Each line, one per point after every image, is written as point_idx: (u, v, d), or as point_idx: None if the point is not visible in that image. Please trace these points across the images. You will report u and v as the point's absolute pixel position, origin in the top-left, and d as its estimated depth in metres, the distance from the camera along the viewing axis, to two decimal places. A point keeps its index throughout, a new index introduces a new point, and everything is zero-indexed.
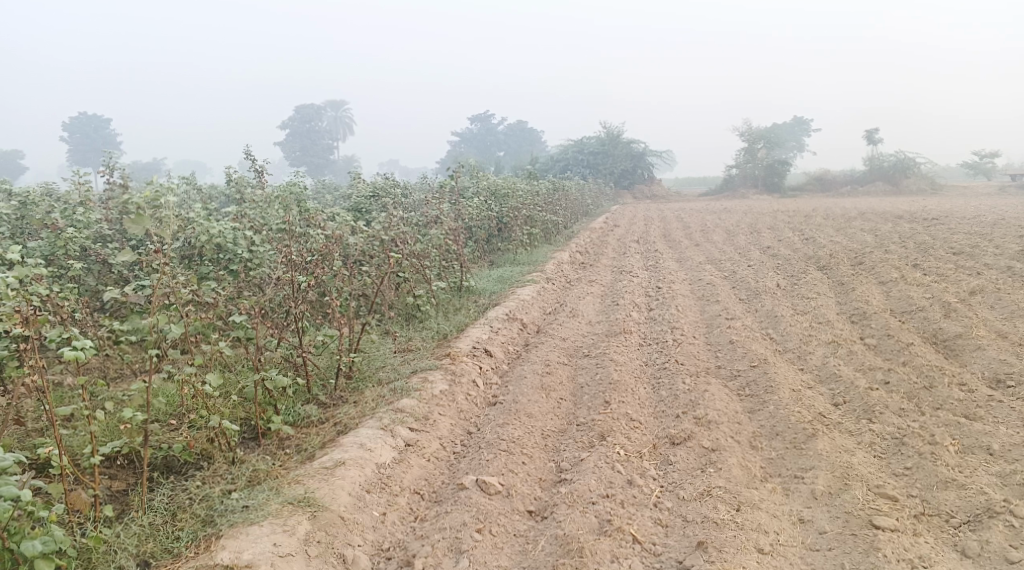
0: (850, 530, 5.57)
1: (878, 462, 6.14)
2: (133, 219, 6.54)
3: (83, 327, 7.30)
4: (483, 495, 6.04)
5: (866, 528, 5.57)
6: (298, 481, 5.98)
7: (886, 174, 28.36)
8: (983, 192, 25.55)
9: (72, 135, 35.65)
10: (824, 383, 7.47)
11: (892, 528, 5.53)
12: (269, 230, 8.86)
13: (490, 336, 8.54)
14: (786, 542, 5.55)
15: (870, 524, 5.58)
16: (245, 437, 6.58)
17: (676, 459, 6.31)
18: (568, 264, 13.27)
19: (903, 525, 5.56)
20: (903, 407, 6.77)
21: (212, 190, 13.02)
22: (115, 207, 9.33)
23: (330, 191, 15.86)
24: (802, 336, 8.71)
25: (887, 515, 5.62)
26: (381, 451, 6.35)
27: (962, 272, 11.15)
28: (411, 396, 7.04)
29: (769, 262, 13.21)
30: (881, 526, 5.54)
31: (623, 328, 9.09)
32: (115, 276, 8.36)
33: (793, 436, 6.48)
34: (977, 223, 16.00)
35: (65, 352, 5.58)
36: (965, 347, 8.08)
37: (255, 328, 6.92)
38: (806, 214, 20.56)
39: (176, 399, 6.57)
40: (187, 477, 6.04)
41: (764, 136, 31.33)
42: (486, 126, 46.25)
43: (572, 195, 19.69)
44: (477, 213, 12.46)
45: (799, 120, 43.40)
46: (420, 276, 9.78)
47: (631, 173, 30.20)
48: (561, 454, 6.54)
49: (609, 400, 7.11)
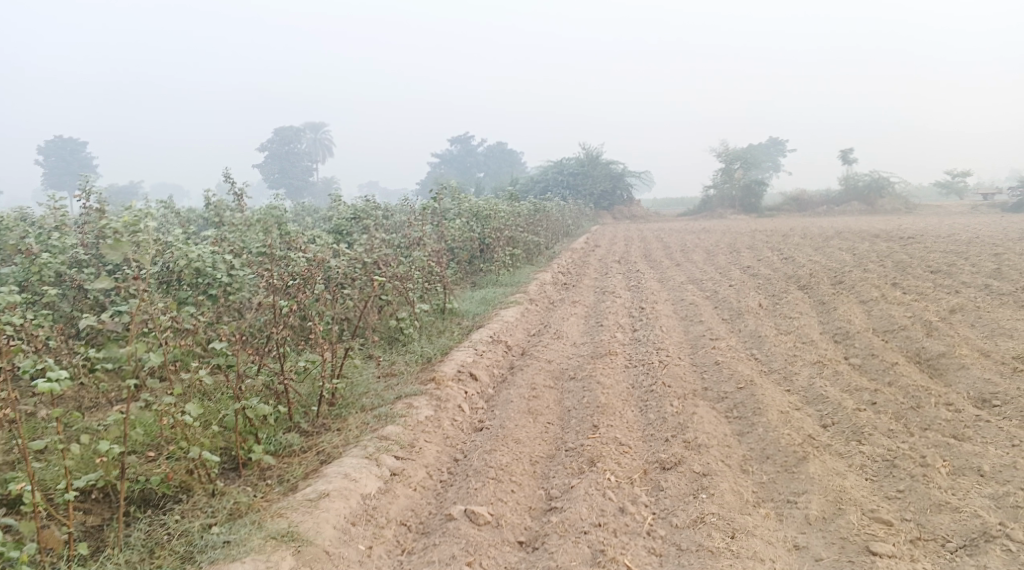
0: (847, 557, 5.51)
1: (870, 485, 6.09)
2: (111, 245, 6.35)
3: (57, 355, 7.16)
4: (473, 526, 5.94)
5: (863, 555, 5.51)
6: (281, 515, 5.85)
7: (862, 195, 28.58)
8: (957, 211, 25.80)
9: (47, 157, 35.24)
10: (812, 404, 7.43)
11: (889, 554, 5.48)
12: (249, 253, 8.75)
13: (475, 359, 8.44)
14: None
15: (867, 551, 5.53)
16: (226, 468, 6.44)
17: (667, 484, 6.23)
18: (551, 285, 13.22)
19: (900, 551, 5.51)
20: (891, 428, 6.74)
21: (190, 212, 12.86)
22: (91, 231, 9.19)
23: (310, 214, 15.74)
24: (787, 356, 8.68)
25: (884, 541, 5.57)
26: (366, 481, 6.22)
27: (941, 291, 11.19)
28: (396, 423, 6.93)
29: (750, 282, 13.22)
30: (878, 553, 5.49)
31: (609, 349, 9.03)
32: (91, 302, 8.20)
33: (784, 459, 6.42)
34: (952, 241, 16.13)
35: (39, 385, 5.46)
36: (949, 366, 8.07)
37: (237, 356, 6.78)
38: (785, 233, 20.66)
39: (155, 428, 6.43)
40: (166, 510, 5.91)
41: (741, 157, 31.54)
42: (466, 147, 46.34)
43: (552, 216, 19.68)
44: (459, 235, 12.44)
45: (775, 141, 43.82)
46: (403, 299, 9.68)
47: (610, 194, 30.25)
48: (550, 481, 6.44)
49: (597, 425, 7.03)
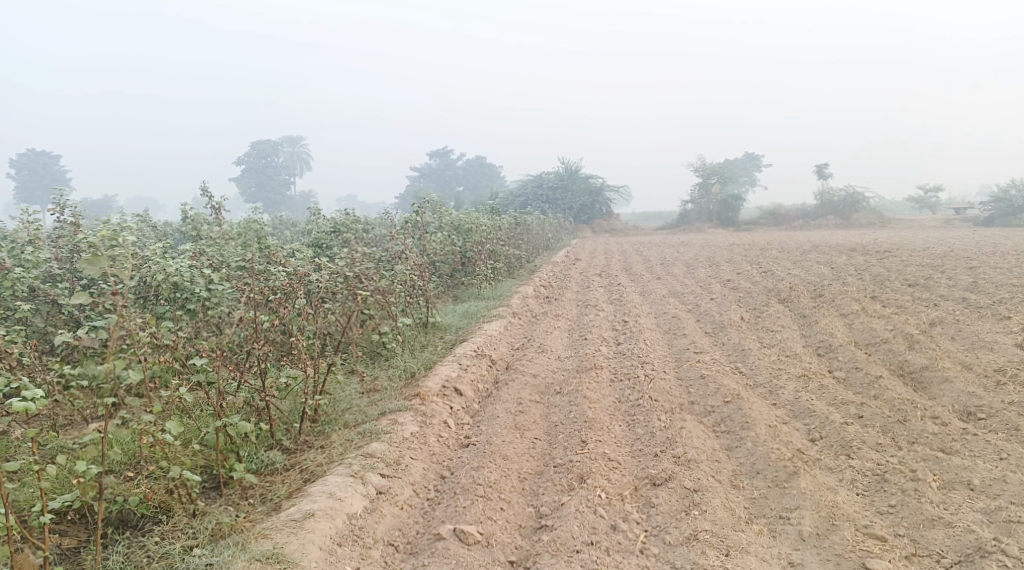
0: None
1: (861, 500, 6.07)
2: (89, 260, 6.17)
3: (31, 372, 7.01)
4: (462, 546, 5.85)
5: None
6: (266, 536, 5.73)
7: (837, 209, 28.78)
8: (931, 225, 26.04)
9: (19, 170, 34.75)
10: (798, 418, 7.40)
11: None
12: (229, 267, 8.62)
13: (459, 374, 8.35)
14: None
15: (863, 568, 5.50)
16: (206, 487, 6.30)
17: (658, 501, 6.17)
18: (533, 298, 13.16)
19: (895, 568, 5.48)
20: (880, 442, 6.72)
21: (166, 226, 12.68)
22: (66, 245, 9.02)
23: (289, 227, 15.61)
24: (772, 370, 8.65)
25: (879, 558, 5.55)
26: (352, 501, 6.12)
27: (920, 304, 11.24)
28: (382, 440, 6.83)
29: (731, 295, 13.23)
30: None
31: (594, 363, 8.98)
32: (66, 317, 8.12)
33: (774, 474, 6.38)
34: (928, 255, 16.25)
35: (14, 404, 5.33)
36: (933, 379, 8.07)
37: (217, 372, 6.65)
38: (762, 247, 20.74)
39: (133, 446, 6.29)
40: (145, 532, 5.78)
41: (718, 172, 31.70)
42: (444, 161, 46.34)
43: (532, 230, 19.65)
44: (440, 249, 12.53)
45: (751, 155, 44.10)
46: (385, 313, 9.58)
47: (589, 208, 30.28)
48: (539, 498, 6.37)
49: (585, 440, 6.96)
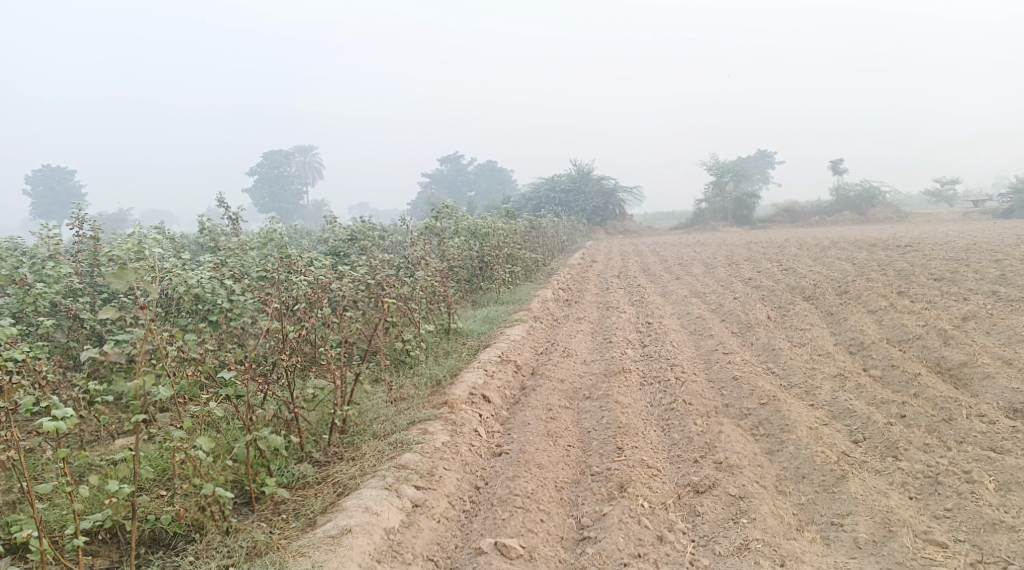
0: None
1: (915, 504, 5.87)
2: (115, 274, 5.99)
3: (55, 388, 6.87)
4: (505, 560, 5.67)
5: None
6: (304, 553, 5.56)
7: (853, 204, 28.41)
8: (949, 218, 25.67)
9: (34, 186, 34.86)
10: (839, 419, 7.15)
11: None
12: (249, 277, 8.47)
13: (486, 381, 8.15)
14: None
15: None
16: (237, 503, 6.13)
17: (704, 509, 5.99)
18: (553, 301, 12.95)
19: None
20: (927, 442, 6.49)
21: (183, 237, 12.55)
22: (85, 259, 8.90)
23: (304, 237, 15.46)
24: (806, 369, 8.41)
25: (944, 566, 5.34)
26: (389, 515, 5.94)
27: (949, 298, 10.97)
28: (413, 450, 6.65)
29: (754, 294, 12.98)
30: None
31: (622, 366, 8.76)
32: (88, 331, 8.00)
33: (822, 479, 6.17)
34: (950, 248, 15.96)
35: (45, 424, 5.18)
36: (973, 375, 7.81)
37: (246, 385, 6.48)
38: (779, 244, 20.45)
39: (162, 462, 6.14)
40: (178, 551, 5.62)
41: (731, 170, 31.41)
42: (456, 166, 46.26)
43: (547, 233, 19.44)
44: (458, 254, 12.20)
45: (764, 153, 43.67)
46: (407, 319, 9.37)
47: (603, 210, 30.08)
48: (579, 508, 6.18)
49: (622, 447, 6.76)
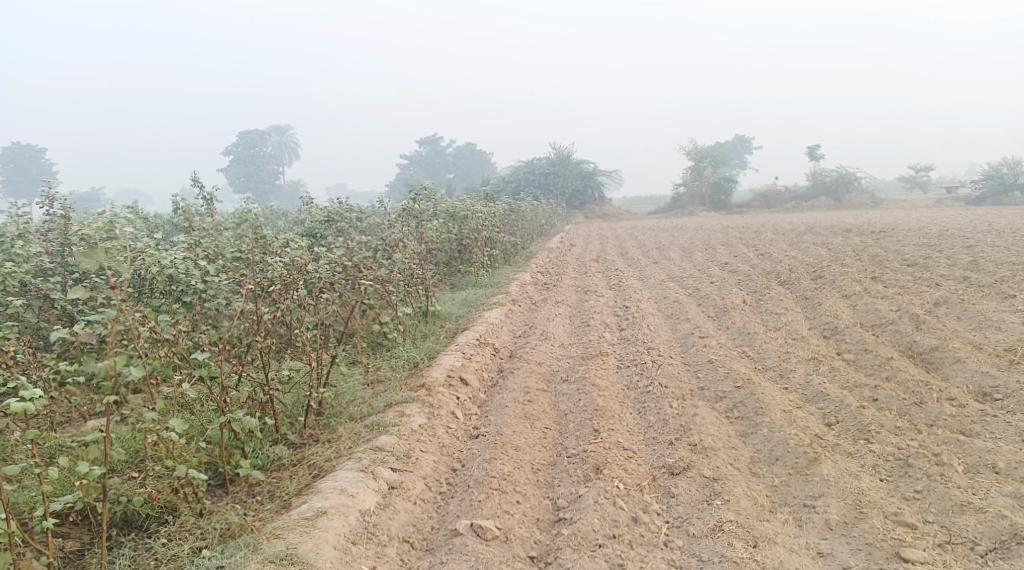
0: (877, 565, 5.35)
1: (885, 486, 5.95)
2: (85, 253, 5.92)
3: (26, 369, 6.82)
4: (480, 541, 5.70)
5: (894, 562, 5.35)
6: (279, 535, 5.55)
7: (829, 190, 28.60)
8: (923, 204, 25.89)
9: (4, 164, 34.37)
10: (812, 402, 7.23)
11: (922, 560, 5.33)
12: (224, 258, 8.42)
13: (463, 363, 8.16)
14: None
15: (897, 558, 5.37)
16: (211, 485, 6.12)
17: (678, 491, 6.04)
18: (531, 285, 12.97)
19: (931, 557, 5.36)
20: (898, 425, 6.58)
21: (157, 218, 12.44)
22: (57, 238, 8.81)
23: (281, 218, 15.38)
24: (780, 353, 8.48)
25: (913, 547, 5.42)
26: (365, 496, 5.95)
27: (922, 284, 11.09)
28: (390, 432, 6.66)
29: (731, 278, 13.05)
30: (910, 560, 5.34)
31: (599, 349, 8.80)
32: (59, 312, 7.92)
33: (794, 461, 6.24)
34: (923, 234, 16.12)
35: (13, 405, 5.11)
36: (944, 360, 7.91)
37: (220, 366, 6.45)
38: (756, 229, 20.56)
39: (135, 444, 6.11)
40: (151, 533, 5.60)
41: (709, 154, 31.51)
42: (434, 148, 46.09)
43: (525, 217, 19.44)
44: (437, 236, 12.17)
45: (741, 138, 43.87)
46: (384, 302, 9.35)
47: (581, 193, 30.08)
48: (555, 490, 6.22)
49: (597, 429, 6.80)
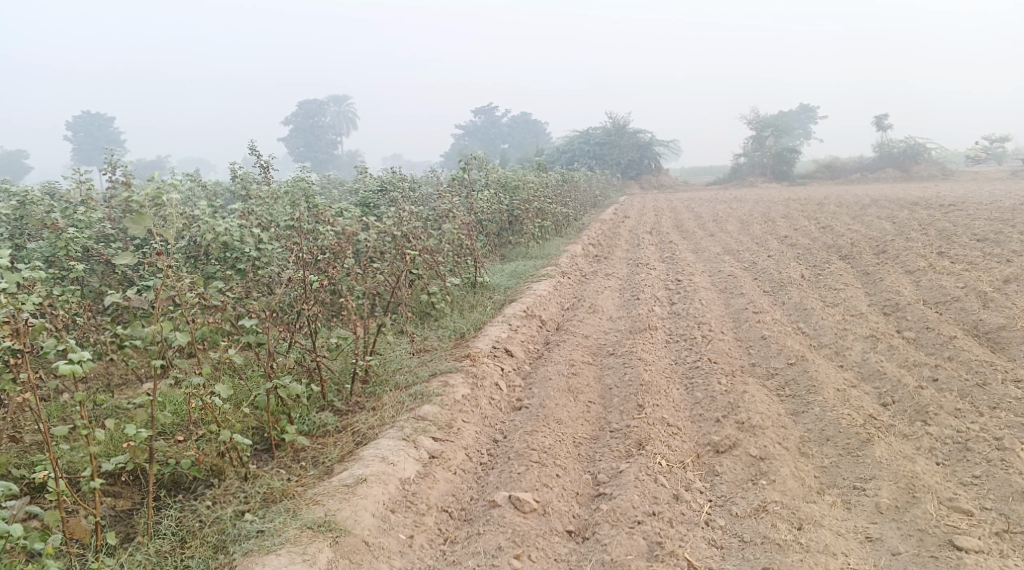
0: (929, 551, 5.15)
1: (941, 470, 5.73)
2: (134, 219, 5.92)
3: (84, 332, 6.91)
4: (518, 514, 5.63)
5: (948, 549, 5.14)
6: (317, 502, 5.54)
7: (896, 161, 27.79)
8: (995, 177, 25.00)
9: (74, 133, 35.14)
10: (868, 381, 6.99)
11: (977, 549, 5.11)
12: (277, 226, 8.43)
13: (510, 335, 8.08)
14: (857, 565, 5.12)
15: (950, 545, 5.16)
16: (257, 449, 6.15)
17: (722, 469, 5.90)
18: (582, 257, 12.81)
19: (987, 546, 5.14)
20: (958, 407, 6.33)
21: (217, 185, 12.56)
22: (117, 205, 8.93)
23: (337, 187, 15.47)
24: (837, 330, 8.23)
25: (967, 534, 5.21)
26: (405, 465, 5.91)
27: (992, 259, 10.67)
28: (433, 402, 6.61)
29: (789, 252, 12.73)
30: (963, 548, 5.12)
31: (648, 323, 8.64)
32: (119, 277, 8.03)
33: (846, 442, 6.05)
34: (995, 208, 15.54)
35: (60, 366, 5.04)
36: (1011, 340, 7.59)
37: (267, 333, 6.46)
38: (818, 202, 20.05)
39: (184, 407, 6.14)
40: (197, 495, 5.62)
41: (772, 124, 30.84)
42: (491, 118, 45.94)
43: (579, 187, 19.25)
44: (488, 206, 12.05)
45: (805, 107, 42.87)
46: (433, 272, 9.30)
47: (637, 164, 29.66)
48: (596, 464, 6.12)
49: (643, 404, 6.68)
